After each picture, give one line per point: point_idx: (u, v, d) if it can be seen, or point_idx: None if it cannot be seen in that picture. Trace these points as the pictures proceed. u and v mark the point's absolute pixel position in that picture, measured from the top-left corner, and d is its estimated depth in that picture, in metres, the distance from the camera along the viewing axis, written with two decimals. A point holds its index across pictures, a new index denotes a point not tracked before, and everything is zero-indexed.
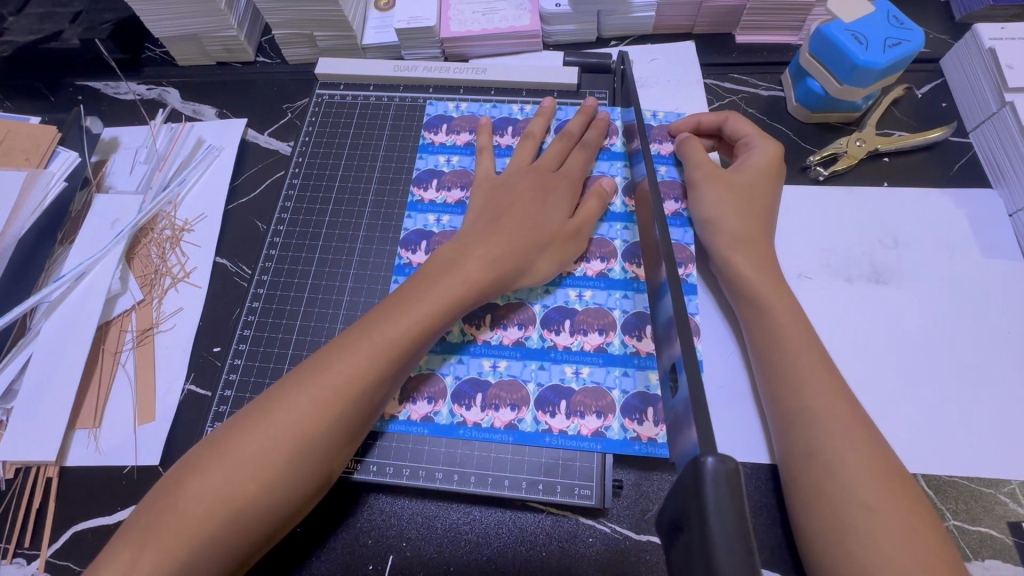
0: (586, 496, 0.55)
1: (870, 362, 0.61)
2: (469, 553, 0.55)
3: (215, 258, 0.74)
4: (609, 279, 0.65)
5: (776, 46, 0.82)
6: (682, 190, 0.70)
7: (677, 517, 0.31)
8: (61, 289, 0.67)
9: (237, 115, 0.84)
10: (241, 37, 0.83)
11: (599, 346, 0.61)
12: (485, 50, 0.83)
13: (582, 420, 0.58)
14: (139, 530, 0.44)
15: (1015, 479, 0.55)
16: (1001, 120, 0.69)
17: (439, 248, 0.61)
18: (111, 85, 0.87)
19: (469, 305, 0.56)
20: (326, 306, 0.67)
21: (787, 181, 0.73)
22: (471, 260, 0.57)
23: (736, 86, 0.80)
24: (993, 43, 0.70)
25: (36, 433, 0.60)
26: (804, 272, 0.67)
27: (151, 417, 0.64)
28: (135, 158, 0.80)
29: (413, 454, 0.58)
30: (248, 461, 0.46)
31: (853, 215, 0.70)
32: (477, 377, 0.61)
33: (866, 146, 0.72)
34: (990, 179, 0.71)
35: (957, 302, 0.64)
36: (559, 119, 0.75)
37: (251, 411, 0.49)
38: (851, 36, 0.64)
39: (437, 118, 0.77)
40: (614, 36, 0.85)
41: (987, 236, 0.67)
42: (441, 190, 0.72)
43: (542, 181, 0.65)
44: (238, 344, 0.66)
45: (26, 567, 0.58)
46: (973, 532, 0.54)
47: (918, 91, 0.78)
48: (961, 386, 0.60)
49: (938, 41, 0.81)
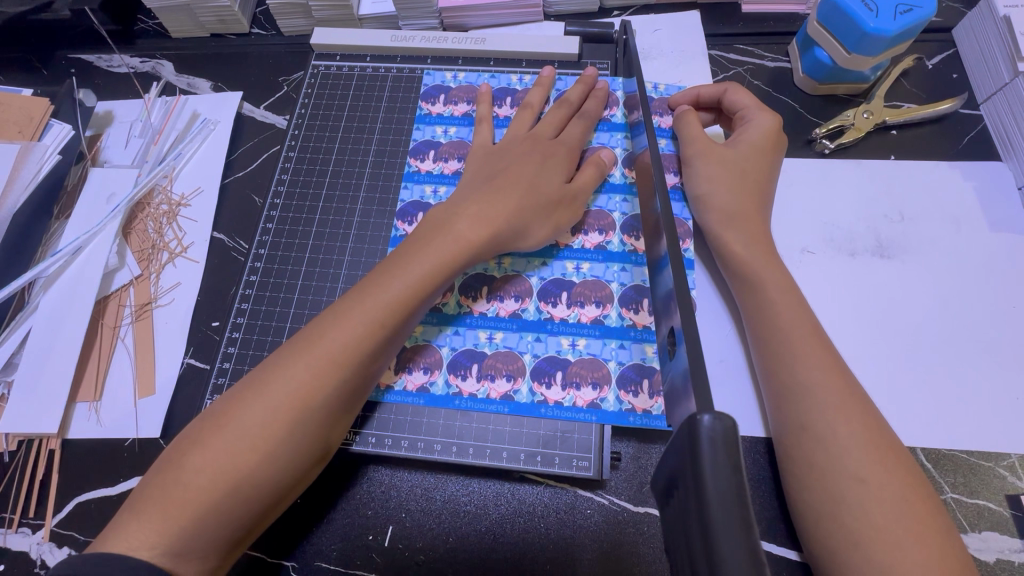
0: (584, 467, 0.55)
1: (870, 337, 0.61)
2: (468, 524, 0.56)
3: (212, 233, 0.73)
4: (608, 251, 0.64)
5: (782, 16, 0.80)
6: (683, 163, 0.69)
7: (671, 476, 0.31)
8: (59, 263, 0.67)
9: (233, 88, 0.83)
10: (235, 9, 0.81)
11: (596, 318, 0.61)
12: (483, 21, 0.81)
13: (577, 391, 0.58)
14: (144, 502, 0.44)
15: (1014, 452, 0.55)
16: (1014, 91, 0.67)
17: (430, 211, 0.60)
18: (105, 58, 0.85)
19: (461, 265, 0.56)
20: (324, 280, 0.66)
21: (791, 154, 0.71)
22: (462, 220, 0.57)
23: (742, 57, 0.78)
24: (1008, 10, 0.68)
25: (38, 406, 0.61)
26: (807, 247, 0.66)
27: (151, 391, 0.64)
28: (129, 133, 0.79)
29: (411, 426, 0.58)
30: (249, 432, 0.46)
31: (857, 190, 0.68)
32: (473, 348, 0.60)
33: (873, 119, 0.70)
34: (1000, 151, 0.70)
35: (961, 278, 0.63)
36: (559, 89, 0.74)
37: (248, 382, 0.49)
38: (861, 2, 0.62)
39: (435, 88, 0.76)
40: (616, 6, 0.83)
41: (996, 210, 0.66)
42: (439, 160, 0.71)
43: (540, 149, 0.64)
44: (236, 318, 0.65)
45: (31, 536, 0.59)
46: (971, 505, 0.54)
47: (928, 62, 0.76)
48: (961, 361, 0.59)
49: (950, 9, 0.79)
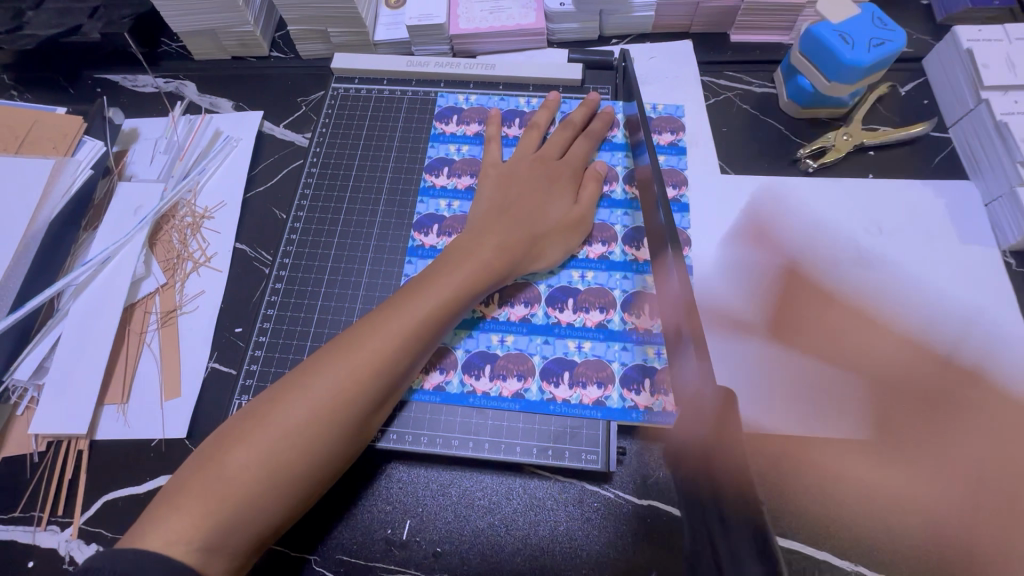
0: (593, 460, 0.59)
1: (856, 342, 0.65)
2: (482, 516, 0.59)
3: (234, 244, 0.77)
4: (610, 260, 0.68)
5: (768, 45, 0.86)
6: (683, 177, 0.76)
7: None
8: (88, 272, 0.71)
9: (253, 108, 0.87)
10: (257, 33, 0.86)
11: (600, 323, 0.65)
12: (492, 47, 0.87)
13: (584, 389, 0.62)
14: (184, 495, 0.48)
15: (987, 447, 0.60)
16: (978, 117, 0.74)
17: (453, 239, 0.65)
18: (130, 79, 0.90)
19: (482, 282, 0.61)
20: (346, 287, 0.70)
21: (779, 173, 0.77)
22: (483, 244, 0.63)
23: (731, 83, 0.84)
24: (971, 44, 0.75)
25: (71, 407, 0.64)
26: (794, 258, 0.71)
27: (177, 393, 0.67)
28: (154, 149, 0.83)
29: (430, 423, 0.62)
30: (290, 432, 0.50)
31: (841, 206, 0.74)
32: (485, 350, 0.64)
33: (852, 140, 0.77)
34: (968, 171, 0.76)
35: (935, 287, 0.68)
36: (564, 112, 0.79)
37: (287, 385, 0.53)
38: (838, 36, 0.69)
39: (449, 109, 0.81)
40: (615, 34, 0.89)
41: (965, 224, 0.72)
42: (452, 176, 0.76)
43: (548, 171, 0.70)
44: (263, 323, 0.69)
45: (60, 534, 0.62)
46: (949, 496, 0.58)
47: (902, 89, 0.82)
48: (936, 363, 0.64)
49: (921, 41, 0.85)
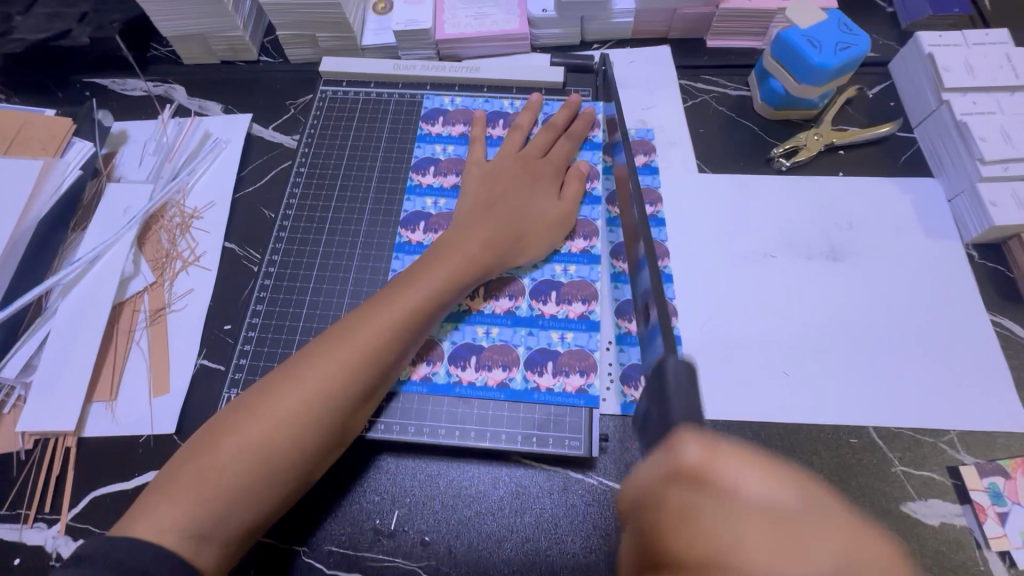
0: (576, 446, 0.61)
1: (828, 332, 0.68)
2: (469, 505, 0.60)
3: (223, 243, 0.78)
4: (592, 254, 0.71)
5: (743, 50, 0.90)
6: (657, 197, 0.78)
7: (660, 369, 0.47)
8: (75, 272, 0.71)
9: (242, 111, 0.88)
10: (246, 37, 0.88)
11: (582, 313, 0.67)
12: (476, 51, 0.89)
13: (567, 378, 0.64)
14: (176, 484, 0.48)
15: (953, 429, 0.63)
16: (940, 117, 0.77)
17: (440, 234, 0.68)
18: (118, 82, 0.91)
19: (468, 276, 0.63)
20: (335, 283, 0.72)
21: (754, 171, 0.80)
22: (469, 239, 0.65)
23: (708, 86, 0.87)
24: (933, 48, 0.78)
25: (59, 405, 0.65)
26: (769, 252, 0.74)
27: (167, 390, 0.68)
28: (143, 151, 0.84)
29: (418, 413, 0.63)
30: (282, 421, 0.51)
31: (812, 203, 0.77)
32: (471, 341, 0.66)
33: (823, 140, 0.80)
34: (932, 168, 0.79)
35: (902, 279, 0.71)
36: (546, 113, 0.82)
37: (277, 377, 0.54)
38: (807, 41, 0.73)
39: (434, 110, 0.83)
40: (596, 40, 0.91)
41: (930, 218, 0.76)
42: (439, 174, 0.78)
43: (530, 169, 0.73)
44: (252, 319, 0.70)
45: (47, 530, 0.62)
46: (917, 476, 0.61)
47: (869, 91, 0.86)
48: (905, 350, 0.67)
49: (887, 47, 0.89)
